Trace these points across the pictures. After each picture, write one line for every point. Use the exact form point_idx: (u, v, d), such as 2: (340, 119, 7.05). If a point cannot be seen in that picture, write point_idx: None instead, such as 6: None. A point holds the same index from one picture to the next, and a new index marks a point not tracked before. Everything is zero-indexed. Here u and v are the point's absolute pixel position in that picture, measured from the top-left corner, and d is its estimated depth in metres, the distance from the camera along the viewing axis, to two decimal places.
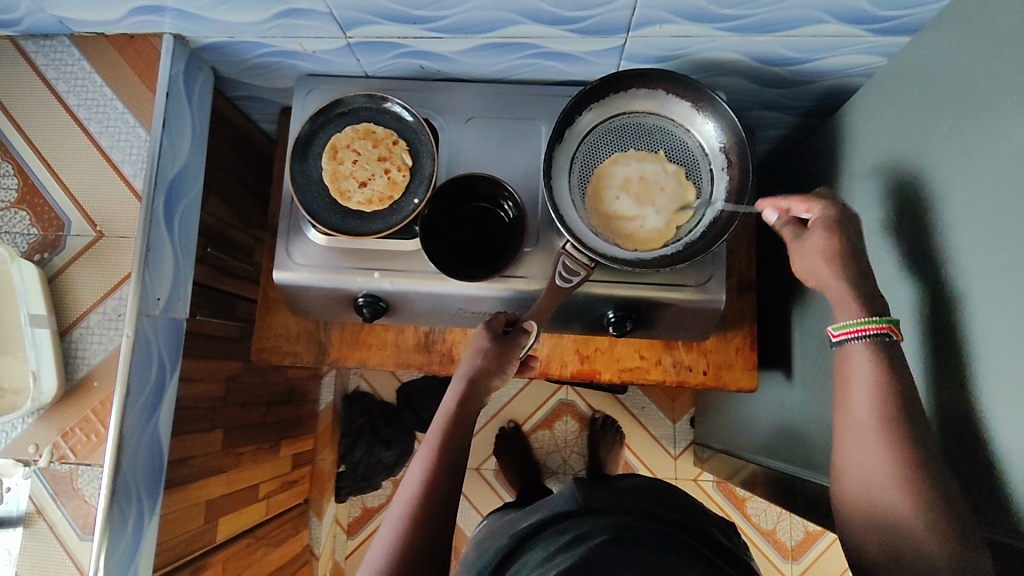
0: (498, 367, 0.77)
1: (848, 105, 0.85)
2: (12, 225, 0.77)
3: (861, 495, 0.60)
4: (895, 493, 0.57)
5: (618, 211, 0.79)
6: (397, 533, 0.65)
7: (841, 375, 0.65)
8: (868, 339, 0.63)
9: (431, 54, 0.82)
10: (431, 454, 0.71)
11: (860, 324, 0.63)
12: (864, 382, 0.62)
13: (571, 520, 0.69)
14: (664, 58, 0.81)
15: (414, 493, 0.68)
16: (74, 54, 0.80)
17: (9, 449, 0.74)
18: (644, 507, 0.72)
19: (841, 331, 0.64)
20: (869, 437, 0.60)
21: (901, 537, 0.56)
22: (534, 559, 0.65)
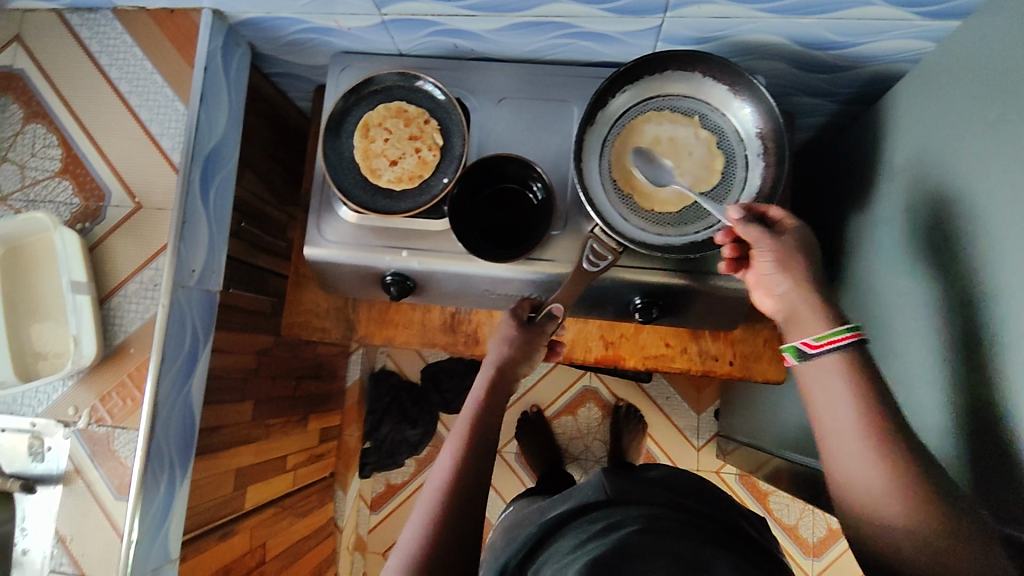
0: (524, 354, 0.79)
1: (893, 92, 0.82)
2: (55, 194, 0.80)
3: (859, 500, 0.56)
4: (892, 498, 0.54)
5: (640, 167, 0.79)
6: (431, 512, 0.64)
7: (809, 388, 0.61)
8: (840, 352, 0.59)
9: (465, 32, 0.81)
10: (462, 438, 0.71)
11: (833, 336, 0.59)
12: (841, 391, 0.58)
13: (603, 511, 0.69)
14: (702, 39, 0.79)
15: (446, 476, 0.67)
16: (116, 28, 0.81)
17: (51, 409, 0.77)
18: (670, 497, 0.72)
19: (820, 343, 0.59)
20: (854, 446, 0.56)
21: (909, 537, 0.54)
22: (564, 546, 0.65)
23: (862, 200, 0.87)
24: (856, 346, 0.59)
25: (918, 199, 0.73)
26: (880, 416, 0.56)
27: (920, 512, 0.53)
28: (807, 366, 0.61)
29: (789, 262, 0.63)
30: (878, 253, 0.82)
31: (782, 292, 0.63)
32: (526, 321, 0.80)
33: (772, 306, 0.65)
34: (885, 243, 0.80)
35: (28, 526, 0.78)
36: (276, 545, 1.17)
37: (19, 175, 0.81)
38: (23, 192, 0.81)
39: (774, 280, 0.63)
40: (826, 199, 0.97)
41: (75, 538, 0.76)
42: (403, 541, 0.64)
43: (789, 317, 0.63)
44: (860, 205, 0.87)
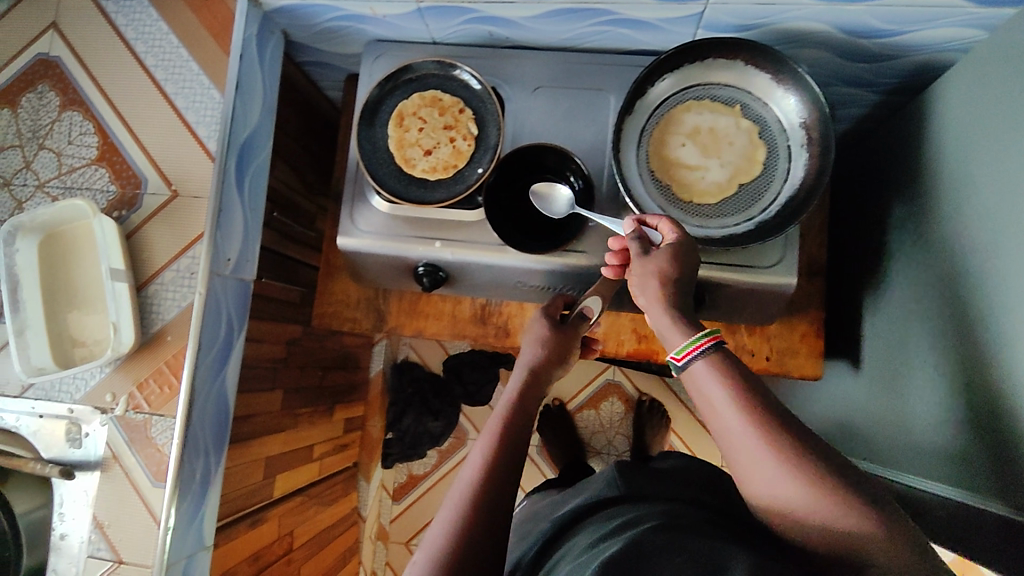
0: (557, 356, 0.80)
1: (941, 82, 0.80)
2: (93, 182, 0.81)
3: (776, 503, 0.52)
4: (807, 496, 0.50)
5: (678, 158, 0.77)
6: (458, 513, 0.62)
7: (698, 396, 0.57)
8: (706, 357, 0.57)
9: (502, 20, 0.80)
10: (494, 435, 0.69)
11: (695, 342, 0.57)
12: (720, 394, 0.54)
13: (619, 506, 0.69)
14: (743, 27, 0.77)
15: (476, 473, 0.65)
16: (152, 15, 0.81)
17: (88, 396, 0.78)
18: (684, 492, 0.71)
19: (682, 354, 0.58)
20: (752, 450, 0.52)
21: (834, 534, 0.50)
22: (581, 544, 0.63)
23: (905, 193, 0.84)
24: (718, 350, 0.57)
25: (973, 193, 0.71)
26: (761, 412, 0.52)
27: (838, 506, 0.49)
28: (684, 376, 0.58)
29: (651, 280, 0.64)
30: (923, 248, 0.80)
31: (646, 306, 0.65)
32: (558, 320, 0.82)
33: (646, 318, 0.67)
34: (932, 237, 0.78)
35: (65, 511, 0.79)
36: (303, 533, 1.18)
37: (56, 163, 0.82)
38: (60, 179, 0.81)
39: (642, 294, 0.65)
40: (865, 192, 0.94)
41: (112, 524, 0.77)
42: (429, 536, 0.61)
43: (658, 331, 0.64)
44: (903, 198, 0.85)
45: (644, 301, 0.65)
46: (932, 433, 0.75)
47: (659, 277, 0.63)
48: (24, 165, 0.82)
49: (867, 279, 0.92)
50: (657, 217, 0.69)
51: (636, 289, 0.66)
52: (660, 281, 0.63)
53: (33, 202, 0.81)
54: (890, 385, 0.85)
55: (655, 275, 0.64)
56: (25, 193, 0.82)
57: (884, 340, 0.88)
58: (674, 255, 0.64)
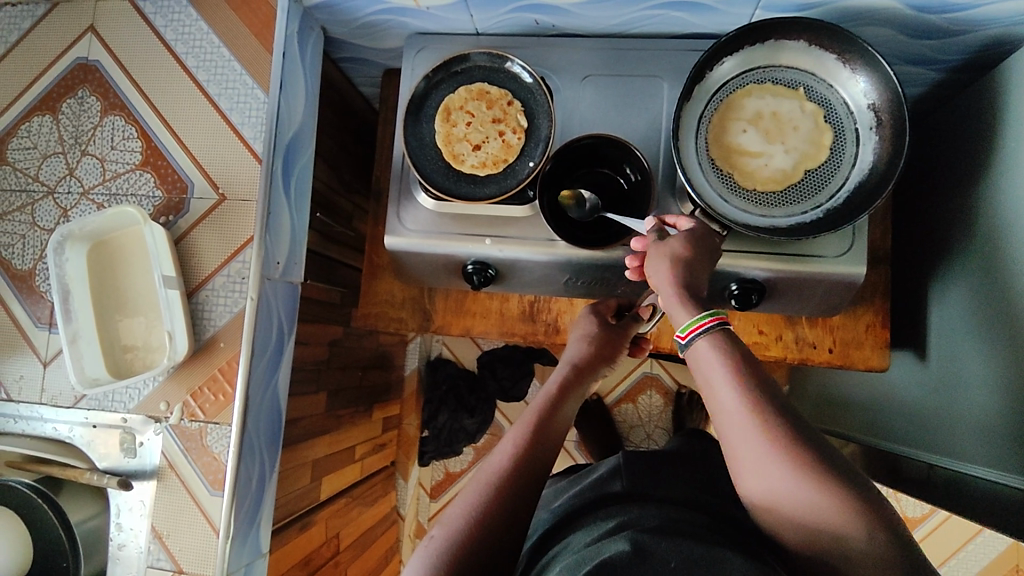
0: (601, 358, 0.78)
1: (1016, 56, 0.75)
2: (138, 188, 0.79)
3: (759, 491, 0.52)
4: (793, 485, 0.50)
5: (741, 144, 0.74)
6: (483, 495, 0.61)
7: (699, 378, 0.58)
8: (711, 337, 0.57)
9: (550, 7, 0.77)
10: (531, 423, 0.68)
11: (698, 323, 0.58)
12: (720, 375, 0.55)
13: (620, 506, 0.65)
14: (806, 6, 0.73)
15: (507, 460, 0.64)
16: (191, 15, 0.80)
17: (142, 405, 0.78)
18: (697, 494, 0.67)
19: (689, 331, 0.58)
20: (745, 433, 0.53)
21: (810, 527, 0.50)
22: (578, 542, 0.61)
23: (976, 173, 0.80)
24: (721, 332, 0.58)
25: None
26: (759, 397, 0.53)
27: (824, 500, 0.49)
28: (687, 356, 0.59)
29: (665, 261, 0.63)
30: (998, 232, 0.76)
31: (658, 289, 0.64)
32: (606, 321, 0.81)
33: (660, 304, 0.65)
34: (1008, 220, 0.74)
35: (123, 522, 0.78)
36: (347, 535, 1.17)
37: (100, 169, 0.80)
38: (104, 186, 0.80)
39: (653, 277, 0.64)
40: (931, 175, 0.90)
41: (171, 533, 0.76)
42: (449, 514, 0.60)
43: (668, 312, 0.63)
44: (972, 180, 0.81)
45: (656, 282, 0.64)
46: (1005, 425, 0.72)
47: (671, 259, 0.63)
48: (68, 172, 0.81)
49: (933, 265, 0.88)
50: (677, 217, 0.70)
51: (650, 272, 0.65)
52: (673, 261, 0.63)
53: (78, 210, 0.80)
54: (956, 374, 0.82)
55: (669, 255, 0.63)
56: (70, 201, 0.81)
57: (952, 330, 0.84)
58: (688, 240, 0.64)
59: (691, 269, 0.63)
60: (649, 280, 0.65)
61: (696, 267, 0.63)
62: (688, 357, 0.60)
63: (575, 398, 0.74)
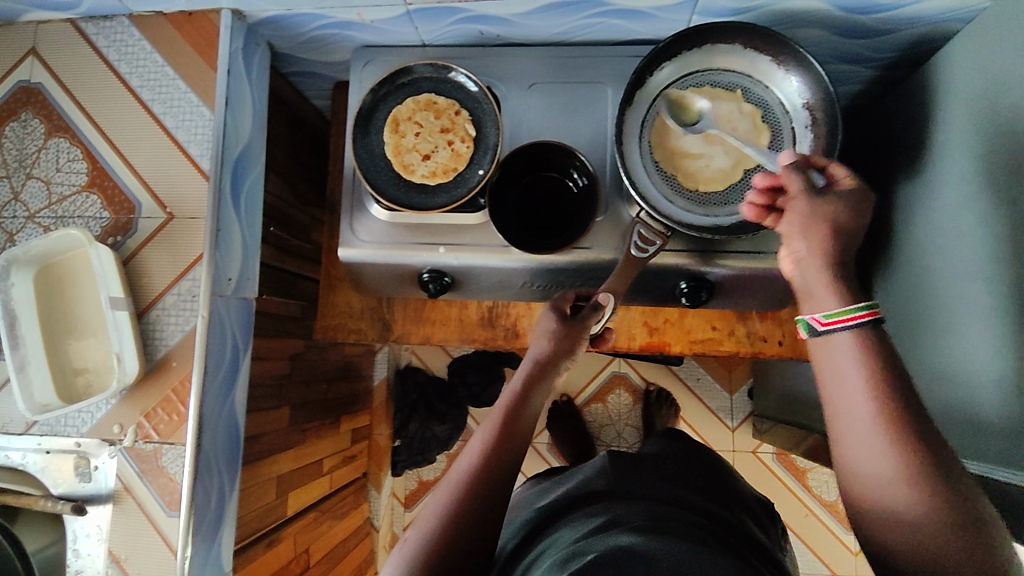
0: (566, 349, 0.73)
1: (942, 53, 0.79)
2: (85, 209, 0.78)
3: (871, 503, 0.50)
4: (916, 510, 0.48)
5: (683, 146, 0.76)
6: (447, 504, 0.61)
7: (825, 369, 0.54)
8: (854, 330, 0.52)
9: (492, 18, 0.79)
10: (493, 429, 0.66)
11: (849, 313, 0.52)
12: (856, 378, 0.51)
13: (602, 504, 0.66)
14: (740, 10, 0.76)
15: (469, 468, 0.63)
16: (134, 34, 0.79)
17: (95, 429, 0.76)
18: (674, 492, 0.69)
19: (830, 320, 0.53)
20: (871, 443, 0.49)
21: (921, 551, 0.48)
22: (562, 541, 0.61)
23: (909, 168, 0.84)
24: (870, 327, 0.52)
25: (977, 169, 0.71)
26: (897, 408, 0.49)
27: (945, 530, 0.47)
28: (816, 342, 0.54)
29: (821, 224, 0.56)
30: (935, 222, 0.79)
31: (798, 254, 0.57)
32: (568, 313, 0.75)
33: (787, 270, 0.59)
34: (944, 211, 0.77)
35: (80, 548, 0.77)
36: (317, 550, 1.15)
37: (45, 192, 0.79)
38: (50, 209, 0.79)
39: (800, 241, 0.57)
40: (871, 169, 0.93)
41: (129, 557, 0.75)
42: (422, 517, 0.61)
43: (804, 280, 0.57)
44: (909, 173, 0.84)
45: (799, 241, 0.57)
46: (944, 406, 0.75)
47: (830, 227, 0.56)
48: (12, 196, 0.80)
49: (876, 256, 0.91)
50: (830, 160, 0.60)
51: (792, 233, 0.58)
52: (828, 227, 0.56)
53: (24, 233, 0.79)
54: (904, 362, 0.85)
55: (830, 222, 0.56)
56: (15, 225, 0.79)
57: (895, 319, 0.87)
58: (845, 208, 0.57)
59: (845, 243, 0.56)
60: (784, 241, 0.59)
61: (843, 242, 0.56)
62: (813, 341, 0.55)
63: (538, 396, 0.70)
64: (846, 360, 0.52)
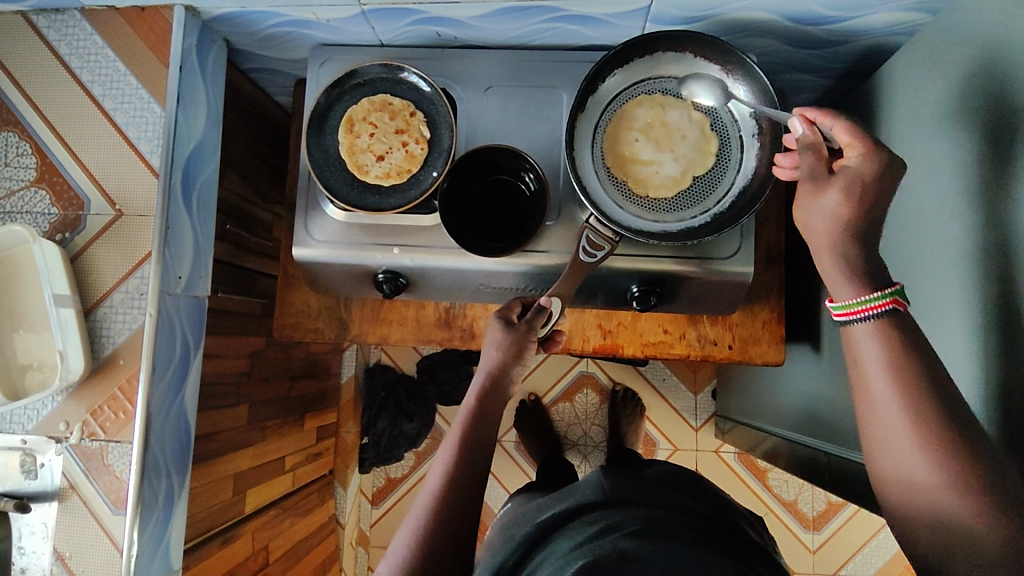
0: (515, 358, 0.73)
1: (890, 66, 0.80)
2: (33, 205, 0.78)
3: (896, 483, 0.52)
4: (938, 488, 0.49)
5: (634, 153, 0.77)
6: (416, 532, 0.60)
7: (851, 357, 0.56)
8: (876, 321, 0.54)
9: (448, 20, 0.79)
10: (452, 452, 0.66)
11: (868, 303, 0.54)
12: (877, 362, 0.53)
13: (595, 514, 0.68)
14: (692, 18, 0.77)
15: (433, 493, 0.63)
16: (86, 28, 0.78)
17: (41, 426, 0.76)
18: (656, 500, 0.71)
19: (854, 311, 0.54)
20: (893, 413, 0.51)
21: (943, 527, 0.49)
22: (562, 546, 0.65)
23: None
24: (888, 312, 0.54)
25: (919, 183, 0.73)
26: (917, 394, 0.51)
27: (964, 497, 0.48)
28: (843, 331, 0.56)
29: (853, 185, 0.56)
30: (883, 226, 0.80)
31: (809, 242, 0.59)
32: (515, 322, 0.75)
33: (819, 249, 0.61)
34: (890, 219, 0.79)
35: (25, 545, 0.77)
36: (278, 547, 1.14)
37: None
38: None
39: (807, 233, 0.59)
40: None
41: (73, 555, 0.75)
42: (393, 549, 0.61)
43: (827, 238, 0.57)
44: None
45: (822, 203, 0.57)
46: None
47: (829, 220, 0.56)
48: None
49: None
50: (834, 120, 0.60)
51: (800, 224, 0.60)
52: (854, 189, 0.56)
53: None
54: None
55: (829, 214, 0.56)
56: None
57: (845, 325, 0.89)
58: (864, 176, 0.56)
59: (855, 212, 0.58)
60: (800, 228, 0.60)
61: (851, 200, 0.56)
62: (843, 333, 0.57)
63: (494, 408, 0.70)
64: (871, 347, 0.54)
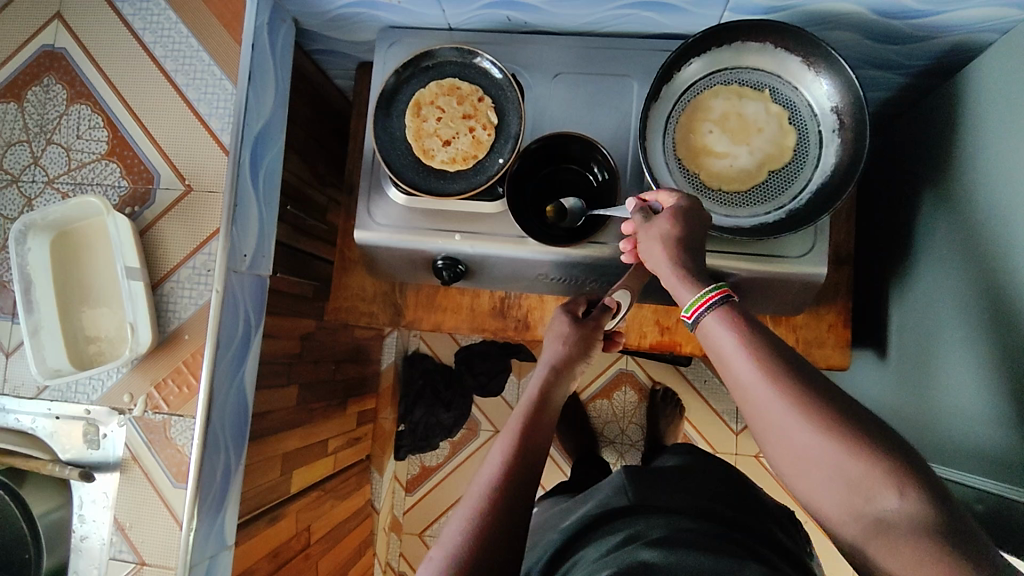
0: (582, 353, 0.73)
1: (978, 63, 0.77)
2: (104, 177, 0.79)
3: (801, 477, 0.48)
4: (841, 473, 0.46)
5: (708, 144, 0.75)
6: (477, 512, 0.57)
7: (713, 353, 0.54)
8: (716, 312, 0.54)
9: (521, 4, 0.77)
10: (514, 440, 0.63)
11: (703, 298, 0.55)
12: (733, 348, 0.52)
13: (627, 521, 0.66)
14: (772, 8, 0.74)
15: (497, 474, 0.60)
16: (160, 4, 0.79)
17: (105, 396, 0.78)
18: (690, 502, 0.69)
19: (691, 310, 0.56)
20: (776, 412, 0.48)
21: (864, 514, 0.46)
22: (588, 557, 0.63)
23: (933, 180, 0.82)
24: None
25: (1006, 183, 0.69)
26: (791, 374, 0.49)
27: (882, 483, 0.45)
28: (697, 333, 0.56)
29: (651, 242, 0.62)
30: (960, 230, 0.77)
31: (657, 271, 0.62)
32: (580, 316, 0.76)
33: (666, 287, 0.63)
34: (967, 222, 0.75)
35: (86, 514, 0.78)
36: (319, 528, 1.15)
37: (65, 158, 0.80)
38: (69, 175, 0.80)
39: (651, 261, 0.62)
40: (896, 176, 0.91)
41: (133, 525, 0.77)
42: (447, 531, 0.57)
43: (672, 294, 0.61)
44: (934, 180, 0.82)
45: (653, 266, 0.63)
46: (966, 430, 0.73)
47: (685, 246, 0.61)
48: (33, 161, 0.81)
49: (897, 265, 0.90)
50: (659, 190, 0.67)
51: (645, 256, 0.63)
52: (663, 247, 0.61)
53: (42, 199, 0.80)
54: (923, 374, 0.83)
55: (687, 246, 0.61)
56: (34, 190, 0.81)
57: (914, 330, 0.86)
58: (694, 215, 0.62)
59: None
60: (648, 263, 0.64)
61: (697, 249, 0.61)
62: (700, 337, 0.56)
63: (557, 399, 0.70)
64: (728, 338, 0.52)
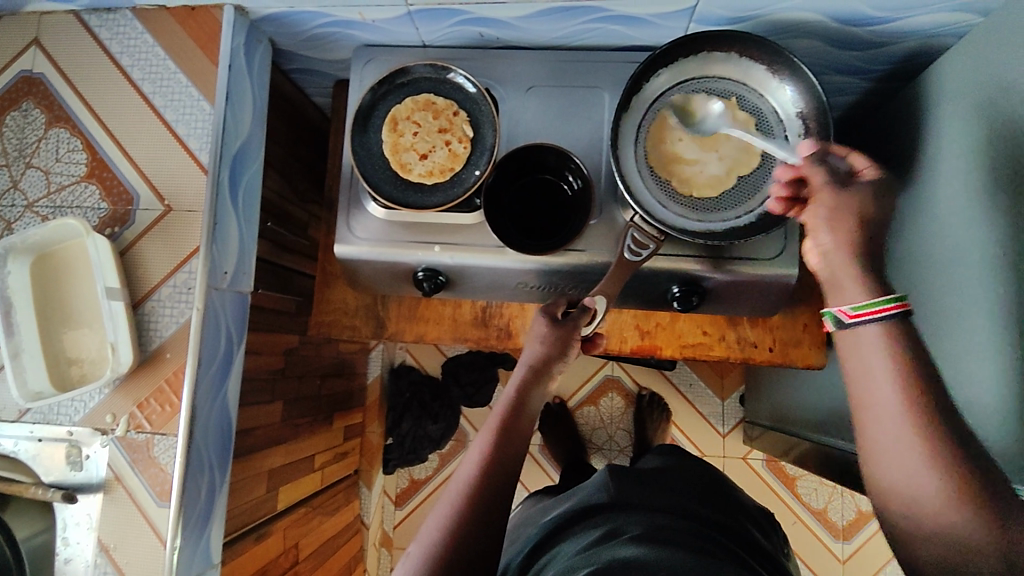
0: (560, 354, 0.73)
1: (935, 67, 0.79)
2: (83, 200, 0.80)
3: (898, 495, 0.52)
4: (940, 506, 0.49)
5: (678, 153, 0.78)
6: (454, 511, 0.59)
7: (853, 363, 0.55)
8: (881, 323, 0.54)
9: (492, 21, 0.79)
10: (491, 439, 0.64)
11: (881, 303, 0.54)
12: (883, 370, 0.53)
13: (606, 516, 0.67)
14: (736, 19, 0.77)
15: (473, 472, 0.61)
16: (136, 28, 0.80)
17: (88, 418, 0.78)
18: (676, 502, 0.70)
19: (861, 310, 0.55)
20: (903, 436, 0.51)
21: (943, 545, 0.50)
22: (565, 551, 0.64)
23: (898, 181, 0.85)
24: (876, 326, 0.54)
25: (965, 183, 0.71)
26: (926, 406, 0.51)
27: (973, 527, 0.48)
28: (843, 331, 0.56)
29: (845, 216, 0.58)
30: (923, 229, 0.79)
31: (823, 244, 0.59)
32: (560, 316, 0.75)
33: (815, 261, 0.60)
34: (929, 221, 0.78)
35: (69, 536, 0.78)
36: (308, 544, 1.15)
37: (44, 182, 0.81)
38: (48, 199, 0.80)
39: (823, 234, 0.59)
40: None
41: (117, 546, 0.76)
42: (425, 530, 0.59)
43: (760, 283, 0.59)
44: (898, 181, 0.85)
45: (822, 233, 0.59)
46: None
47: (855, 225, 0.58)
48: (11, 185, 0.81)
49: None
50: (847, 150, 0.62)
51: (815, 227, 0.59)
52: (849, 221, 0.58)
53: (21, 222, 0.80)
54: None
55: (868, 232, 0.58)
56: (14, 214, 0.81)
57: None
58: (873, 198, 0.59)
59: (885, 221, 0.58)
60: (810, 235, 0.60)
61: (880, 233, 0.58)
62: (840, 333, 0.57)
63: (535, 399, 0.70)
64: (877, 354, 0.54)
